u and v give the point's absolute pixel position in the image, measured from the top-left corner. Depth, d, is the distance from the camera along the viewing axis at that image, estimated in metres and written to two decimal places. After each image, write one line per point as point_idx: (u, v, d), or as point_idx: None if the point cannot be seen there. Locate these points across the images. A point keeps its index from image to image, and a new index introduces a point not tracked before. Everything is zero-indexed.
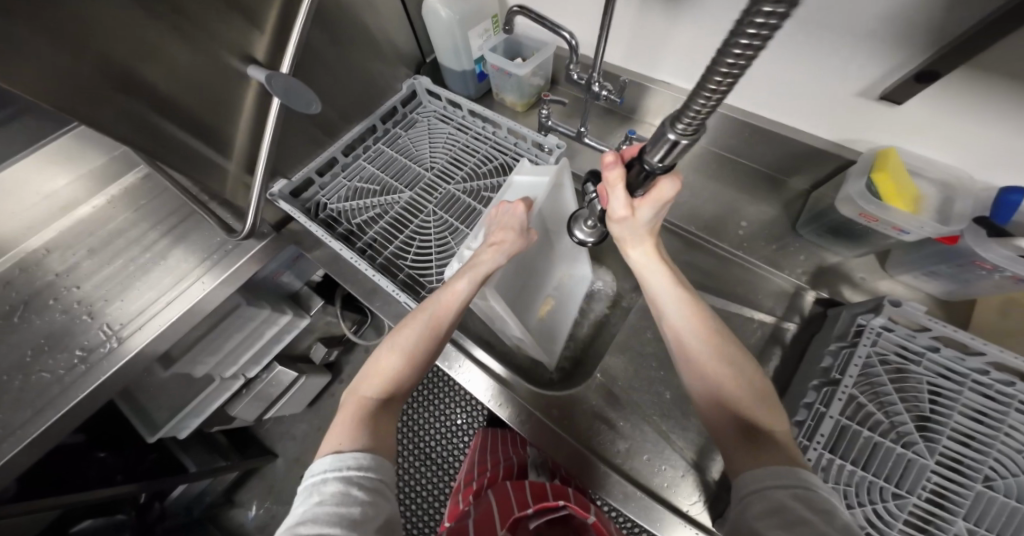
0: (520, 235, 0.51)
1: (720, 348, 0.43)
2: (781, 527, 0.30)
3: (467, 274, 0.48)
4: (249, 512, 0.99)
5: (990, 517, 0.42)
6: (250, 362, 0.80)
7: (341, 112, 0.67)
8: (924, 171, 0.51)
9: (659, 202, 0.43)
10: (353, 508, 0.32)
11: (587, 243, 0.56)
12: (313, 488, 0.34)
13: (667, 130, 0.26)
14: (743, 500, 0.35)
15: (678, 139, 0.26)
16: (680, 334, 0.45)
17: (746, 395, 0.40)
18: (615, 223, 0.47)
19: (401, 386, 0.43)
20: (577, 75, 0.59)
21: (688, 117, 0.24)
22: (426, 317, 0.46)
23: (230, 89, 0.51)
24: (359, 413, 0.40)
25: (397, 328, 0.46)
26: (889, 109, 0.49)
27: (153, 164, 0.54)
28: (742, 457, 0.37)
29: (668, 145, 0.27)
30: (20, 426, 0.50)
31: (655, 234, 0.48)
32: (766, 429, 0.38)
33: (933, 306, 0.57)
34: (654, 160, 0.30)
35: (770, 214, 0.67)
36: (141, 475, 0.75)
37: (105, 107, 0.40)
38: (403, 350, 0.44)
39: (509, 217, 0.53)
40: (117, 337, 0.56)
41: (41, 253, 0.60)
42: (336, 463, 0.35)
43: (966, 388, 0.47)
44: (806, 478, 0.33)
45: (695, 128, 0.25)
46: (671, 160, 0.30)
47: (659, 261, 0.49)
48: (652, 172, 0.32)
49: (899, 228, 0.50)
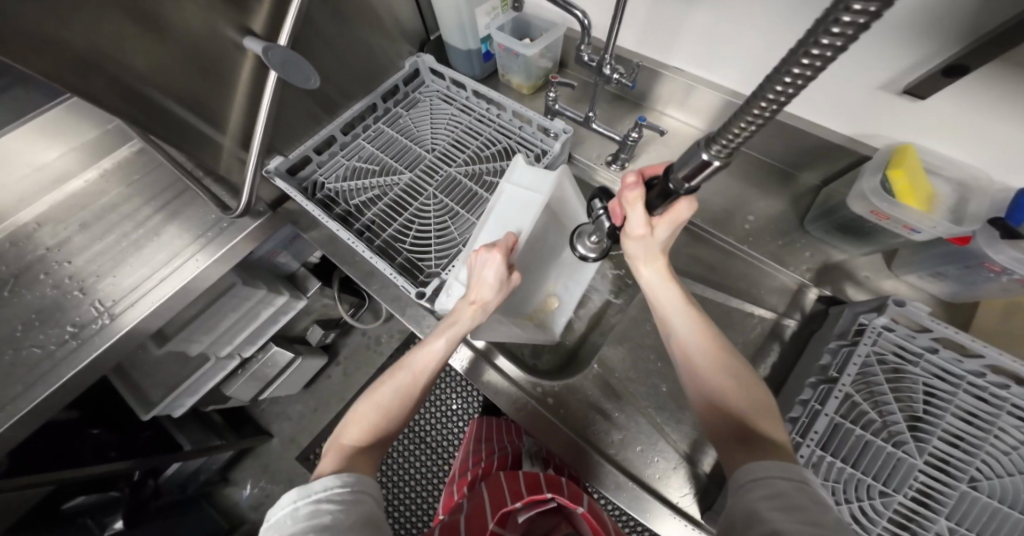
0: (498, 290, 0.46)
1: (723, 366, 0.43)
2: (782, 508, 0.30)
3: (445, 332, 0.46)
4: (244, 490, 1.00)
5: (971, 516, 0.43)
6: (245, 342, 0.80)
7: (340, 88, 0.65)
8: (935, 168, 0.50)
9: (675, 222, 0.43)
10: (323, 519, 0.32)
11: (588, 258, 0.55)
12: (280, 522, 0.33)
13: (701, 151, 0.25)
14: (739, 486, 0.34)
15: (710, 161, 0.26)
16: (687, 349, 0.45)
17: (741, 398, 0.41)
18: (631, 241, 0.46)
19: (380, 438, 0.43)
20: (588, 56, 0.57)
21: (724, 141, 0.23)
22: (401, 377, 0.46)
23: (225, 59, 0.49)
24: (336, 457, 0.40)
25: (377, 383, 0.46)
26: (911, 104, 0.48)
27: (145, 137, 0.52)
28: (737, 455, 0.38)
29: (700, 168, 0.27)
30: (11, 401, 0.49)
31: (667, 257, 0.48)
32: (762, 431, 0.38)
33: (935, 306, 0.57)
34: (681, 181, 0.30)
35: (777, 209, 0.66)
36: (135, 451, 0.75)
37: (92, 73, 0.38)
38: (380, 405, 0.44)
39: (485, 269, 0.46)
40: (110, 314, 0.55)
41: (32, 227, 0.58)
42: (306, 491, 0.34)
43: (960, 391, 0.46)
44: (798, 471, 0.34)
45: (727, 152, 0.24)
46: (698, 183, 0.29)
47: (671, 281, 0.48)
48: (676, 191, 0.32)
49: (910, 228, 0.49)
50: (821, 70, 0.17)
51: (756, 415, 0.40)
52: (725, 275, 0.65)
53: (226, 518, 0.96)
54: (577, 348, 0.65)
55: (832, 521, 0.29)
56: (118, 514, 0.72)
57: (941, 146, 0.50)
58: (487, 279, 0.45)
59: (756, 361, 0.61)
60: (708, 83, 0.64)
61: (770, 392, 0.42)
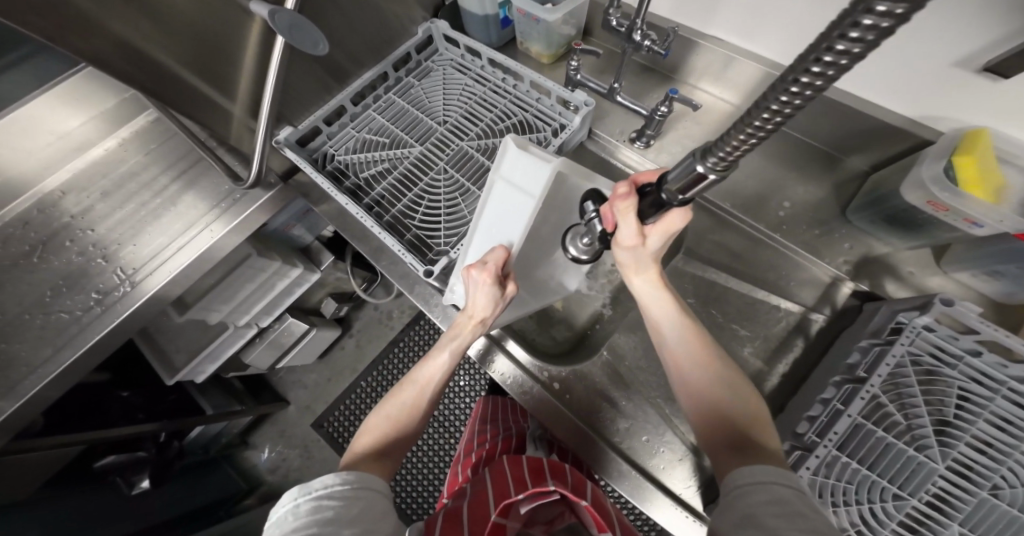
0: (495, 305, 0.45)
1: (716, 373, 0.41)
2: (783, 515, 0.28)
3: (446, 346, 0.47)
4: (263, 453, 1.06)
5: (987, 524, 0.40)
6: (262, 313, 0.81)
7: (350, 54, 0.62)
8: (1006, 155, 0.44)
9: (667, 231, 0.41)
10: (326, 515, 0.32)
11: (581, 259, 0.50)
12: (282, 519, 0.33)
13: (695, 163, 0.23)
14: (729, 493, 0.33)
15: (706, 174, 0.23)
16: (681, 364, 0.43)
17: (735, 402, 0.40)
18: (623, 250, 0.43)
19: (389, 445, 0.42)
20: (616, 21, 0.52)
21: (722, 151, 0.20)
22: (407, 394, 0.46)
23: (234, 25, 0.47)
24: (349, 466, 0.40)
25: (382, 402, 0.46)
26: (988, 82, 0.42)
27: (158, 106, 0.51)
28: (727, 459, 0.36)
29: (692, 178, 0.24)
30: (43, 362, 0.52)
31: (658, 264, 0.46)
32: (762, 442, 0.36)
33: (984, 307, 0.52)
34: (675, 194, 0.27)
35: (816, 195, 0.61)
36: (161, 414, 0.79)
37: (94, 37, 0.37)
38: (387, 418, 0.45)
39: (478, 290, 0.44)
40: (131, 281, 0.57)
41: (57, 195, 0.59)
42: (305, 487, 0.34)
43: (998, 397, 0.42)
44: (792, 476, 0.32)
45: (725, 164, 0.22)
46: (693, 195, 0.26)
47: (662, 288, 0.46)
48: (667, 201, 0.29)
49: (972, 221, 0.44)
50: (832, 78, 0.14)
51: (745, 416, 0.39)
52: (752, 264, 0.61)
53: (246, 478, 1.02)
54: (586, 335, 0.63)
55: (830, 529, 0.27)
56: (145, 473, 0.77)
57: (1014, 127, 0.44)
58: (484, 298, 0.44)
59: (778, 354, 0.57)
60: (748, 54, 0.58)
61: (763, 400, 0.41)
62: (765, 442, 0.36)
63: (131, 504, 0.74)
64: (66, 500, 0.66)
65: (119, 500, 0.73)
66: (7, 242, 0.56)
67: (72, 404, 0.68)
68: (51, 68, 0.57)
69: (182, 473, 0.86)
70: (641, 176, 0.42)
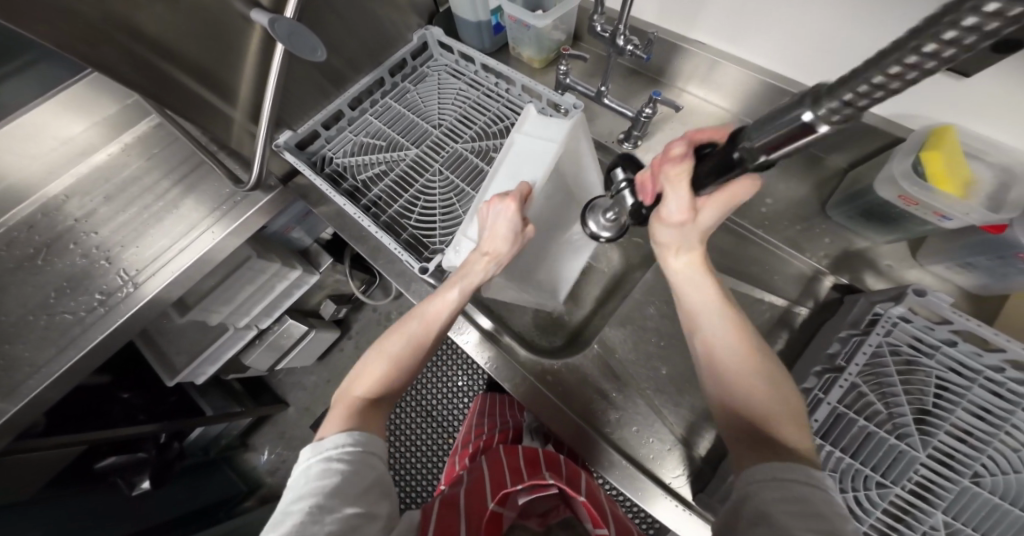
0: (513, 242, 0.46)
1: (755, 366, 0.39)
2: (800, 514, 0.28)
3: (458, 283, 0.47)
4: (262, 455, 1.07)
5: (969, 512, 0.41)
6: (262, 314, 0.83)
7: (346, 60, 0.64)
8: (975, 152, 0.46)
9: (724, 205, 0.38)
10: (333, 479, 0.34)
11: (600, 237, 0.52)
12: (297, 479, 0.35)
13: (803, 111, 0.18)
14: (745, 490, 0.33)
15: (819, 132, 0.19)
16: (715, 351, 0.41)
17: (772, 402, 0.37)
18: (668, 227, 0.41)
19: (388, 391, 0.43)
20: (601, 27, 0.54)
21: (847, 96, 0.16)
22: (413, 328, 0.46)
23: (235, 32, 0.49)
24: (348, 410, 0.40)
25: (384, 339, 0.46)
26: (955, 82, 0.44)
27: (160, 110, 0.53)
28: (751, 455, 0.35)
29: (786, 140, 0.20)
30: (46, 362, 0.53)
31: (704, 245, 0.44)
32: (785, 439, 0.35)
33: (961, 299, 0.54)
34: (756, 155, 0.22)
35: (799, 193, 0.63)
36: (162, 414, 0.81)
37: (103, 45, 0.38)
38: (390, 356, 0.44)
39: (500, 220, 0.45)
40: (134, 283, 0.58)
41: (61, 199, 0.61)
42: (317, 449, 0.36)
43: (976, 385, 0.43)
44: (819, 476, 0.32)
45: (847, 115, 0.17)
46: (779, 156, 0.22)
47: (705, 273, 0.44)
48: (735, 164, 0.25)
49: (941, 214, 0.46)
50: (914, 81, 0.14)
51: (779, 413, 0.36)
52: (738, 260, 0.63)
53: (246, 480, 1.03)
54: (579, 331, 0.65)
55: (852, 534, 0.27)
56: (147, 474, 0.78)
57: (982, 125, 0.46)
58: (505, 230, 0.45)
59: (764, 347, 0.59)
60: (733, 57, 0.60)
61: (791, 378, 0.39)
62: (793, 443, 0.34)
63: (132, 505, 0.74)
64: (67, 501, 0.66)
65: (120, 501, 0.74)
66: (12, 246, 0.57)
67: (73, 405, 0.68)
68: (57, 75, 0.59)
69: (181, 474, 0.87)
70: (700, 133, 0.36)
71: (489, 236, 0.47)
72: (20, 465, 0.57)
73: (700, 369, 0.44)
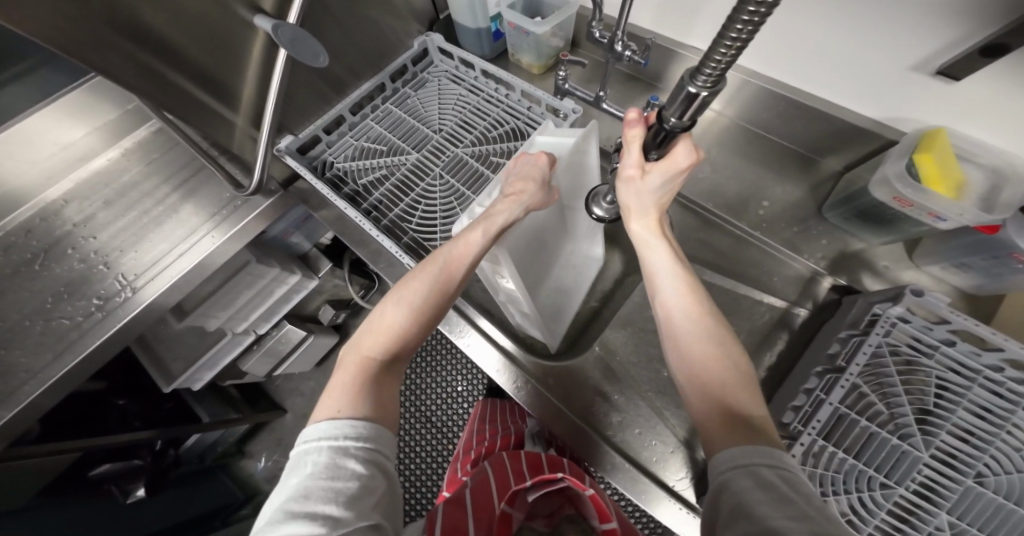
0: (541, 188, 0.48)
1: (707, 329, 0.39)
2: (768, 502, 0.27)
3: (481, 225, 0.45)
4: (259, 462, 1.06)
5: (974, 512, 0.41)
6: (261, 320, 0.82)
7: (348, 66, 0.65)
8: (965, 154, 0.48)
9: (670, 170, 0.40)
10: (341, 484, 0.29)
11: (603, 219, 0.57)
12: (303, 460, 0.31)
13: (687, 84, 0.25)
14: (715, 486, 0.31)
15: (697, 94, 0.25)
16: (672, 318, 0.41)
17: (730, 373, 0.37)
18: (622, 186, 0.44)
19: (406, 345, 0.40)
20: (599, 33, 0.55)
21: (708, 69, 0.23)
22: (437, 270, 0.43)
23: (238, 39, 0.49)
24: (360, 377, 0.36)
25: (400, 285, 0.43)
26: (943, 86, 0.45)
27: (162, 115, 0.53)
28: (717, 434, 0.34)
29: (684, 99, 0.26)
30: (42, 369, 0.52)
31: (660, 213, 0.45)
32: (745, 413, 0.34)
33: (956, 298, 0.55)
34: (671, 116, 0.29)
35: (795, 196, 0.64)
36: (158, 421, 0.81)
37: (109, 51, 0.39)
38: (410, 305, 0.41)
39: (529, 169, 0.50)
40: (131, 288, 0.58)
41: (60, 204, 0.61)
42: (333, 432, 0.32)
43: (976, 385, 0.44)
44: (782, 457, 0.30)
45: (713, 82, 0.24)
46: (689, 117, 0.29)
47: (661, 237, 0.45)
48: (670, 132, 0.32)
49: (936, 215, 0.47)
50: (767, 16, 0.18)
51: (741, 390, 0.36)
52: (738, 262, 0.63)
53: (242, 488, 1.01)
54: (580, 333, 0.65)
55: (824, 520, 0.25)
56: (141, 481, 0.78)
57: (972, 127, 0.47)
58: (532, 174, 0.48)
59: (764, 349, 0.59)
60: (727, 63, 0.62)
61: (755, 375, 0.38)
62: (756, 419, 0.34)
63: (126, 513, 0.73)
64: (60, 510, 0.65)
65: (115, 509, 0.73)
66: (9, 251, 0.57)
67: (69, 411, 0.68)
68: (58, 81, 0.59)
69: (178, 482, 0.86)
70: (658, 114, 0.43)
71: (516, 180, 0.49)
72: (15, 472, 0.56)
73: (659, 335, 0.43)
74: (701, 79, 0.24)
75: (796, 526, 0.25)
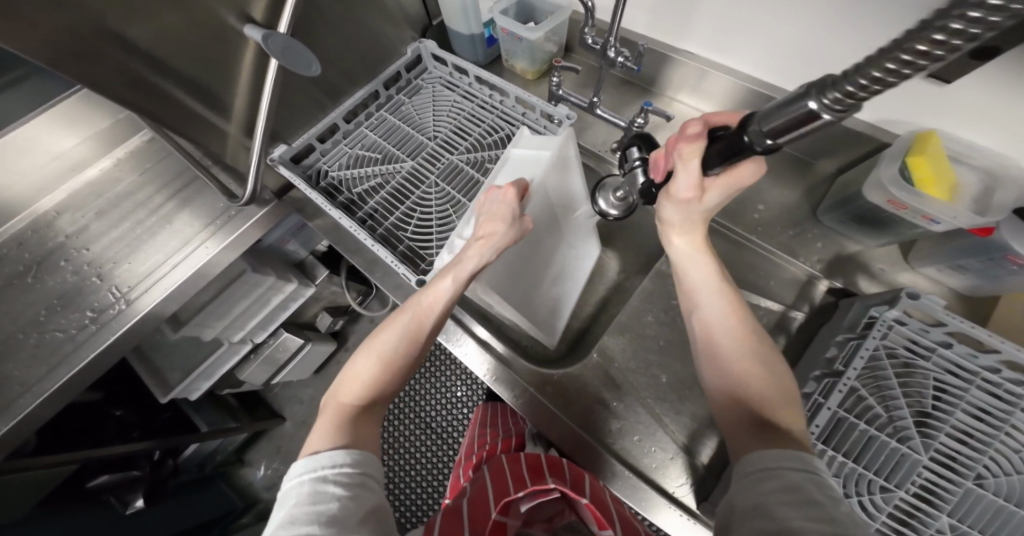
0: (510, 225, 0.48)
1: (751, 348, 0.39)
2: (794, 504, 0.27)
3: (452, 271, 0.45)
4: (259, 470, 1.05)
5: (974, 514, 0.41)
6: (257, 328, 0.81)
7: (343, 74, 0.65)
8: (957, 155, 0.48)
9: (731, 188, 0.38)
10: (326, 506, 0.29)
11: (610, 213, 0.59)
12: (286, 496, 0.31)
13: (809, 99, 0.20)
14: (746, 476, 0.32)
15: (817, 116, 0.20)
16: (711, 335, 0.41)
17: (771, 388, 0.37)
18: (676, 204, 0.42)
19: (382, 393, 0.40)
20: (592, 39, 0.55)
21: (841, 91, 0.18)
22: (408, 318, 0.43)
23: (230, 47, 0.49)
24: (337, 420, 0.36)
25: (374, 336, 0.43)
26: (936, 89, 0.46)
27: (153, 126, 0.53)
28: (747, 442, 0.35)
29: (793, 119, 0.21)
30: (38, 381, 0.52)
31: (706, 227, 0.44)
32: (785, 426, 0.34)
33: (952, 301, 0.55)
34: (762, 138, 0.25)
35: (790, 199, 0.64)
36: (157, 431, 0.80)
37: (100, 64, 0.39)
38: (382, 354, 0.41)
39: (498, 205, 0.49)
40: (125, 300, 0.57)
41: (52, 215, 0.60)
42: (312, 465, 0.32)
43: (973, 387, 0.44)
44: (816, 463, 0.30)
45: (846, 106, 0.19)
46: (781, 142, 0.24)
47: (705, 253, 0.44)
48: (747, 148, 0.27)
49: (930, 218, 0.47)
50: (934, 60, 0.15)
51: (777, 398, 0.36)
52: (736, 266, 0.63)
53: (242, 496, 1.01)
54: (578, 339, 0.65)
55: (851, 521, 0.25)
56: (140, 492, 0.77)
57: (964, 128, 0.47)
58: (500, 212, 0.48)
59: None
60: (720, 66, 0.62)
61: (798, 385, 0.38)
62: (792, 428, 0.34)
63: (126, 523, 0.72)
64: (58, 520, 0.64)
65: (113, 520, 0.72)
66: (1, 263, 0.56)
67: (66, 423, 0.67)
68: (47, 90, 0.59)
69: (176, 491, 0.85)
70: (713, 118, 0.41)
71: (486, 219, 0.49)
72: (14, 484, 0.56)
73: (696, 350, 0.44)
74: (832, 97, 0.18)
75: (816, 526, 0.25)
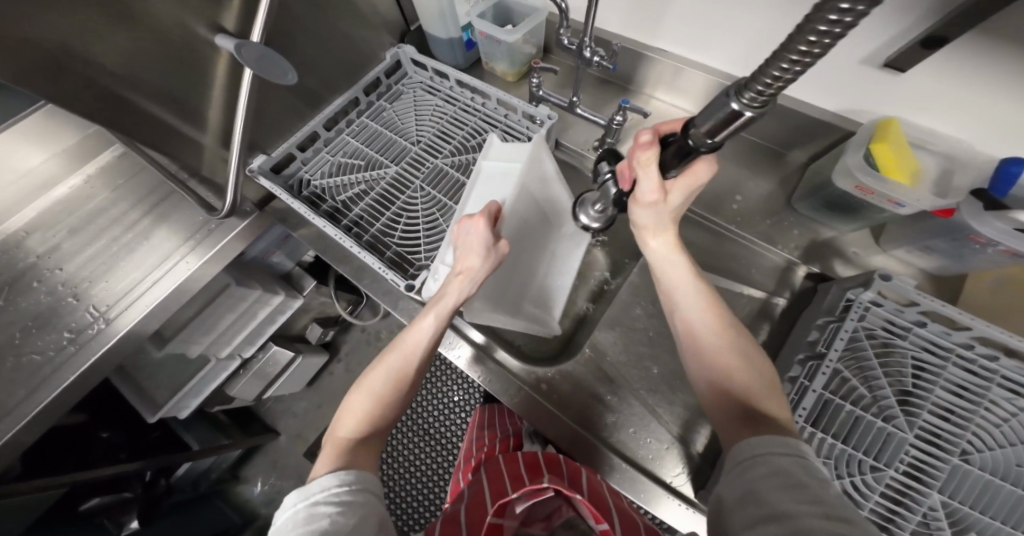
0: (485, 255, 0.46)
1: (730, 340, 0.40)
2: (785, 488, 0.28)
3: (432, 311, 0.44)
4: (255, 486, 1.03)
5: (962, 488, 0.43)
6: (245, 342, 0.80)
7: (322, 81, 0.64)
8: (919, 142, 0.50)
9: (692, 186, 0.40)
10: (320, 524, 0.30)
11: (592, 227, 0.55)
12: (282, 527, 0.31)
13: (730, 100, 0.22)
14: (739, 462, 0.33)
15: (739, 112, 0.22)
16: (692, 330, 0.42)
17: (749, 375, 0.38)
18: (643, 207, 0.44)
19: (377, 428, 0.40)
20: (568, 40, 0.56)
21: (760, 86, 0.20)
22: (394, 359, 0.43)
23: (203, 57, 0.48)
24: (332, 456, 0.37)
25: (364, 374, 0.43)
26: (892, 78, 0.48)
27: (125, 141, 0.51)
28: (739, 433, 0.36)
29: (726, 118, 0.23)
30: (17, 406, 0.50)
31: (677, 225, 0.46)
32: (768, 414, 0.35)
33: (923, 281, 0.57)
34: (703, 138, 0.27)
35: (767, 189, 0.66)
36: (145, 452, 0.78)
37: (68, 78, 0.38)
38: (371, 393, 0.41)
39: (471, 237, 0.46)
40: (105, 319, 0.56)
41: (21, 235, 0.58)
42: (304, 493, 0.32)
43: (949, 364, 0.46)
44: (800, 445, 0.32)
45: (763, 102, 0.21)
46: (721, 139, 0.26)
47: (681, 253, 0.46)
48: (696, 149, 0.29)
49: (895, 202, 0.49)
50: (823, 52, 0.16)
51: (758, 388, 0.37)
52: (718, 257, 0.65)
53: (238, 513, 0.99)
54: (570, 337, 0.66)
55: (837, 500, 0.27)
56: (134, 513, 0.74)
57: (924, 116, 0.49)
58: (474, 246, 0.46)
59: None
60: (694, 63, 0.63)
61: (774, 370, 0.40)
62: (774, 414, 0.35)
63: None
64: None
65: None
66: None
67: (48, 448, 0.65)
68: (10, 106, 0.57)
69: (172, 510, 0.82)
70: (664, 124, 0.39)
71: (462, 253, 0.47)
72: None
73: (679, 345, 0.45)
74: (749, 94, 0.21)
75: (812, 509, 0.26)
